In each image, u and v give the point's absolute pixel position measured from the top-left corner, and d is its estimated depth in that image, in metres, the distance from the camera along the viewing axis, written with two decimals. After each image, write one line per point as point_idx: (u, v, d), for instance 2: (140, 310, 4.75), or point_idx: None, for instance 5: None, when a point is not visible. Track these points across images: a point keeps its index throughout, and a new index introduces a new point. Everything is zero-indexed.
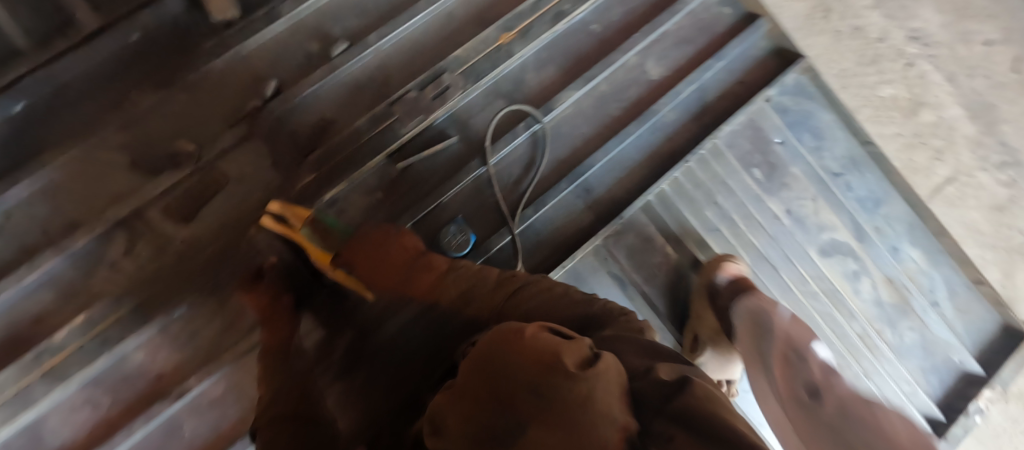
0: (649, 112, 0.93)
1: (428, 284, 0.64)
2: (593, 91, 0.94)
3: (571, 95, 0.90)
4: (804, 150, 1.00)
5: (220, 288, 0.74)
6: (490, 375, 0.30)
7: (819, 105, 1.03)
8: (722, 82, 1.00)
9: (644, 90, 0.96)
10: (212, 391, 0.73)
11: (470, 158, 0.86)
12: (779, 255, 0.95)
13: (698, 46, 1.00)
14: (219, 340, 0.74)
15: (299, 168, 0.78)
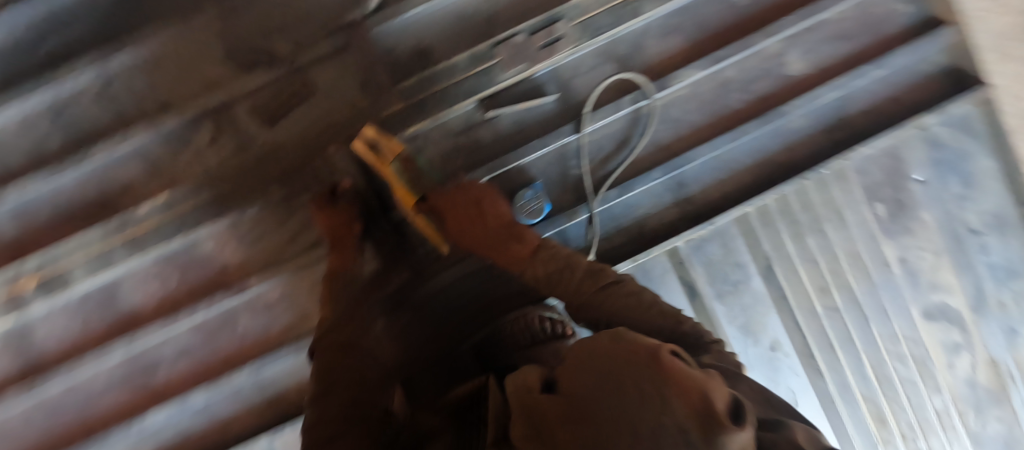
0: (775, 113, 0.80)
1: (511, 253, 0.62)
2: (717, 75, 0.82)
3: (691, 75, 0.79)
4: (948, 196, 0.85)
5: (288, 199, 0.74)
6: (627, 385, 0.30)
7: (981, 147, 0.84)
8: (872, 95, 0.85)
9: (779, 85, 0.83)
10: (270, 294, 0.77)
11: (564, 121, 0.78)
12: (876, 305, 0.84)
13: (857, 46, 0.84)
14: (281, 249, 0.76)
15: (388, 93, 0.72)
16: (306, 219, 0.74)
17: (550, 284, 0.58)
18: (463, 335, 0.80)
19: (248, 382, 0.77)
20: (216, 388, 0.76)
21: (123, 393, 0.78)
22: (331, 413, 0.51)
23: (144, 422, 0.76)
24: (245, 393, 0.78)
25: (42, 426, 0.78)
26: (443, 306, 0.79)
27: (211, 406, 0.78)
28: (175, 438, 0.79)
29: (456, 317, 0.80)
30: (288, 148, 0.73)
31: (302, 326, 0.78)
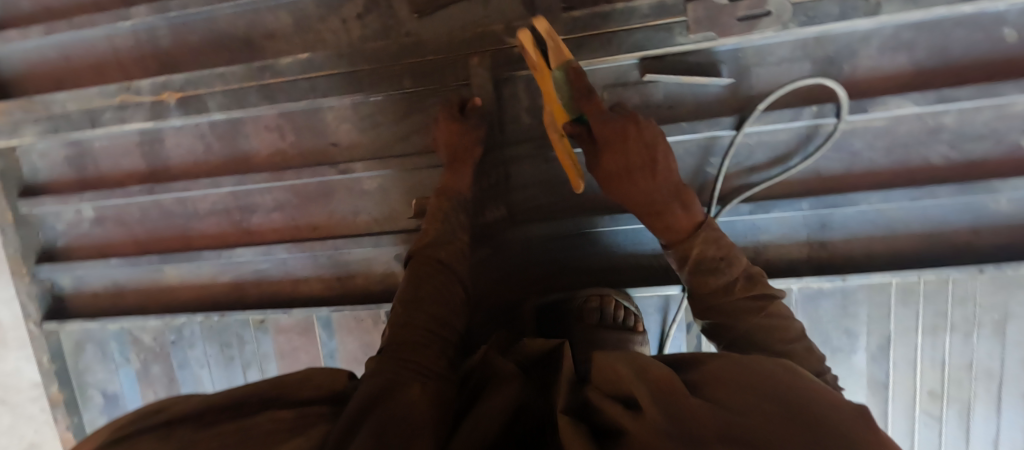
0: (981, 186, 0.65)
1: (663, 220, 0.54)
2: (932, 118, 0.66)
3: (903, 107, 0.63)
4: None
5: (414, 98, 0.71)
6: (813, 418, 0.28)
7: None
8: None
9: (1014, 155, 0.65)
10: (368, 182, 0.77)
11: (725, 112, 0.68)
12: (988, 435, 0.73)
13: None
14: (391, 143, 0.74)
15: (549, 19, 0.64)
16: (424, 123, 0.72)
17: (694, 269, 0.53)
18: (534, 289, 0.79)
19: (325, 254, 0.81)
20: (299, 249, 0.81)
21: (220, 221, 0.84)
22: (416, 320, 0.51)
23: (233, 253, 0.82)
24: (319, 263, 0.83)
25: (152, 223, 0.87)
26: (526, 255, 0.77)
27: (288, 263, 0.83)
28: (252, 276, 0.86)
29: (534, 269, 0.78)
30: (427, 44, 0.67)
31: (387, 222, 0.79)
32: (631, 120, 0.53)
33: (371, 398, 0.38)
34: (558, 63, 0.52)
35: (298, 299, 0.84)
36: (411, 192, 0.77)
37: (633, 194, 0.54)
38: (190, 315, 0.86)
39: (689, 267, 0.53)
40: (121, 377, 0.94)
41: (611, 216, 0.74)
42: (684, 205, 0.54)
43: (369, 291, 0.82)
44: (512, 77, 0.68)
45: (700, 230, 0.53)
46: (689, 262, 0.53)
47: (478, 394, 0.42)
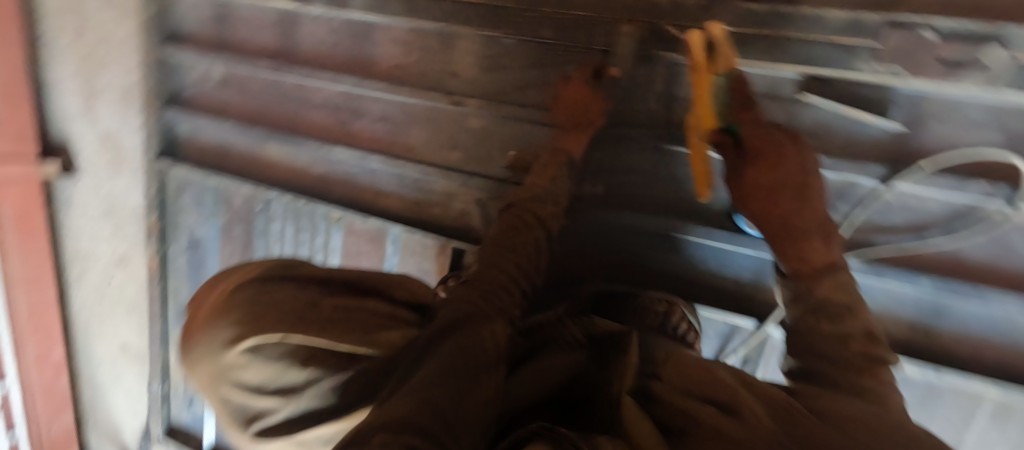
0: None
1: (788, 247, 0.42)
2: None
3: None
4: None
5: (547, 50, 0.68)
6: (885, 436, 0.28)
7: None
8: None
9: None
10: (474, 121, 0.77)
11: (876, 161, 0.60)
12: None
13: None
14: (508, 89, 0.73)
15: (720, 7, 0.58)
16: (547, 78, 0.69)
17: (809, 308, 0.38)
18: (604, 273, 0.78)
19: (413, 176, 0.83)
20: (392, 164, 0.83)
21: (327, 116, 0.87)
22: (501, 264, 0.50)
23: (332, 150, 0.87)
24: (404, 183, 0.85)
25: (268, 100, 0.91)
26: (608, 238, 0.76)
27: (377, 174, 0.86)
28: (340, 176, 0.89)
29: (611, 253, 0.77)
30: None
31: (479, 166, 0.79)
32: (793, 139, 0.45)
33: (444, 328, 0.39)
34: (723, 68, 0.47)
35: (375, 211, 0.87)
36: (512, 143, 0.75)
37: (764, 211, 0.44)
38: (278, 193, 0.92)
39: (803, 307, 0.39)
40: (207, 228, 1.04)
41: (705, 229, 0.70)
42: (824, 242, 0.41)
43: (442, 224, 0.84)
44: (656, 56, 0.64)
45: (834, 270, 0.39)
46: (807, 300, 0.39)
47: (538, 351, 0.46)
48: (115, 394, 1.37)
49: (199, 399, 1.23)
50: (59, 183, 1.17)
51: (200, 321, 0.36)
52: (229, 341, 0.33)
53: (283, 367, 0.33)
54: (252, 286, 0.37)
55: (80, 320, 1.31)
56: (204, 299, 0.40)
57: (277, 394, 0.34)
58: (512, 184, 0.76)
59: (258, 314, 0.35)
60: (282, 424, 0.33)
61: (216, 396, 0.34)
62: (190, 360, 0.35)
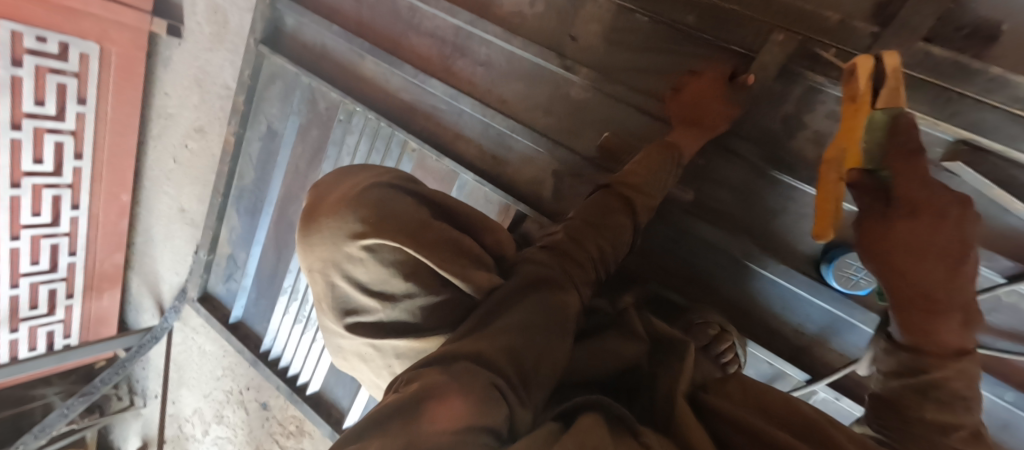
0: None
1: (917, 320, 0.39)
2: None
3: None
4: None
5: (681, 37, 0.64)
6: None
7: None
8: None
9: None
10: (577, 91, 0.73)
11: (1001, 253, 0.55)
12: None
13: None
14: (624, 67, 0.69)
15: (893, 41, 0.52)
16: (671, 67, 0.65)
17: (912, 386, 0.39)
18: (662, 277, 0.76)
19: (497, 128, 0.81)
20: (480, 110, 0.81)
21: (432, 46, 0.86)
22: (586, 243, 0.51)
23: (426, 81, 0.85)
24: (487, 133, 0.83)
25: (378, 14, 0.91)
26: (679, 245, 0.74)
27: (463, 117, 0.85)
28: (426, 109, 0.89)
29: (676, 261, 0.75)
30: None
31: (567, 137, 0.76)
32: (962, 206, 0.38)
33: (528, 286, 0.45)
34: (885, 105, 0.41)
35: (449, 152, 0.86)
36: (609, 124, 0.72)
37: (899, 274, 0.40)
38: (365, 109, 0.92)
39: (908, 379, 0.39)
40: (287, 123, 1.06)
41: (785, 270, 0.66)
42: (962, 327, 0.38)
43: (511, 185, 0.81)
44: (798, 75, 0.59)
45: (960, 358, 0.38)
46: (910, 376, 0.39)
47: (601, 333, 0.58)
48: (163, 248, 1.46)
49: (237, 277, 1.29)
50: (165, 39, 1.22)
51: (330, 207, 0.44)
52: (355, 233, 0.42)
53: (387, 273, 0.42)
54: (378, 190, 0.45)
55: (150, 172, 1.40)
56: (333, 186, 0.48)
57: (375, 296, 0.43)
58: (598, 165, 0.73)
59: (381, 216, 0.43)
60: (372, 319, 0.44)
61: (324, 276, 0.44)
62: (311, 239, 0.44)
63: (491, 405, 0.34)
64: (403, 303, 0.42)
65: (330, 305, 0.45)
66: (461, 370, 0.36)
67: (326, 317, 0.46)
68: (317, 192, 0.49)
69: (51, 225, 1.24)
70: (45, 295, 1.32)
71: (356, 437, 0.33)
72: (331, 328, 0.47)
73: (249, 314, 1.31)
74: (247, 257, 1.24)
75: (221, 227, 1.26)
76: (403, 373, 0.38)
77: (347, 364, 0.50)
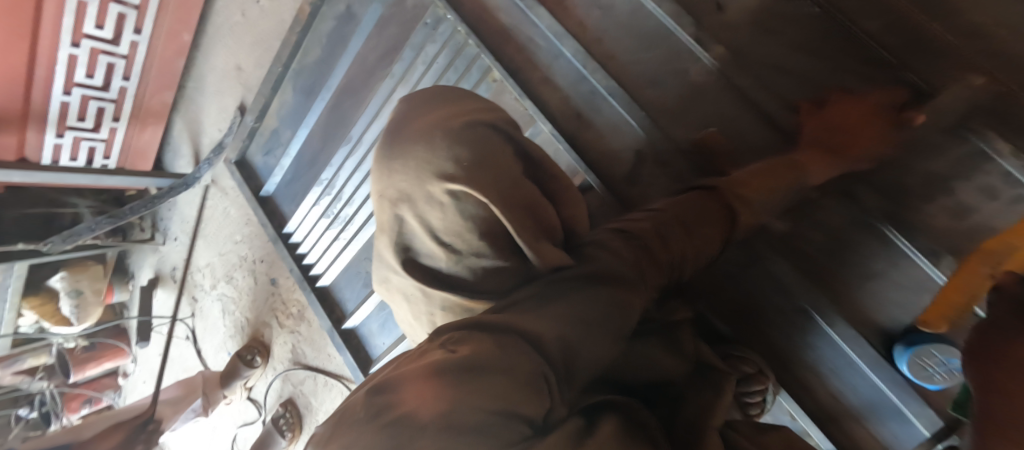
0: None
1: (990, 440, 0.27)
2: None
3: None
4: None
5: (847, 45, 0.54)
6: None
7: None
8: None
9: None
10: (697, 70, 0.64)
11: None
12: None
13: None
14: (762, 60, 0.59)
15: None
16: (820, 76, 0.56)
17: None
18: (712, 297, 0.70)
19: (594, 85, 0.72)
20: (581, 59, 0.72)
21: None
22: (672, 244, 0.45)
23: (533, 9, 0.77)
24: (578, 87, 0.74)
25: None
26: (742, 273, 0.67)
27: (559, 61, 0.76)
28: (519, 40, 0.80)
29: (733, 287, 0.68)
30: (940, 16, 0.50)
31: (667, 120, 0.67)
32: None
33: (597, 276, 0.39)
34: None
35: (532, 95, 0.78)
36: (719, 119, 0.63)
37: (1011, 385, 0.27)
38: (457, 18, 0.83)
39: None
40: (368, 10, 0.98)
41: (856, 337, 0.61)
42: None
43: (586, 150, 0.74)
44: (975, 134, 0.49)
45: None
46: None
47: (647, 337, 0.53)
48: (212, 101, 1.44)
49: (277, 153, 1.27)
50: None
51: (423, 134, 0.40)
52: (444, 175, 0.37)
53: (464, 227, 0.38)
54: (477, 132, 0.39)
55: (217, 19, 1.34)
56: (426, 109, 0.43)
57: (443, 246, 0.39)
58: (690, 160, 0.65)
59: (476, 164, 0.38)
60: (431, 265, 0.40)
61: (393, 207, 0.40)
62: (393, 164, 0.40)
63: (536, 395, 0.30)
64: (470, 262, 0.38)
65: (392, 237, 0.41)
66: (513, 347, 0.32)
67: (384, 247, 0.42)
68: (407, 110, 0.43)
69: (110, 42, 1.18)
70: (93, 111, 1.29)
71: (392, 389, 0.30)
72: (383, 257, 0.43)
73: (281, 193, 1.30)
74: (292, 136, 1.21)
75: (273, 99, 1.22)
76: (450, 330, 0.34)
77: (389, 296, 0.46)
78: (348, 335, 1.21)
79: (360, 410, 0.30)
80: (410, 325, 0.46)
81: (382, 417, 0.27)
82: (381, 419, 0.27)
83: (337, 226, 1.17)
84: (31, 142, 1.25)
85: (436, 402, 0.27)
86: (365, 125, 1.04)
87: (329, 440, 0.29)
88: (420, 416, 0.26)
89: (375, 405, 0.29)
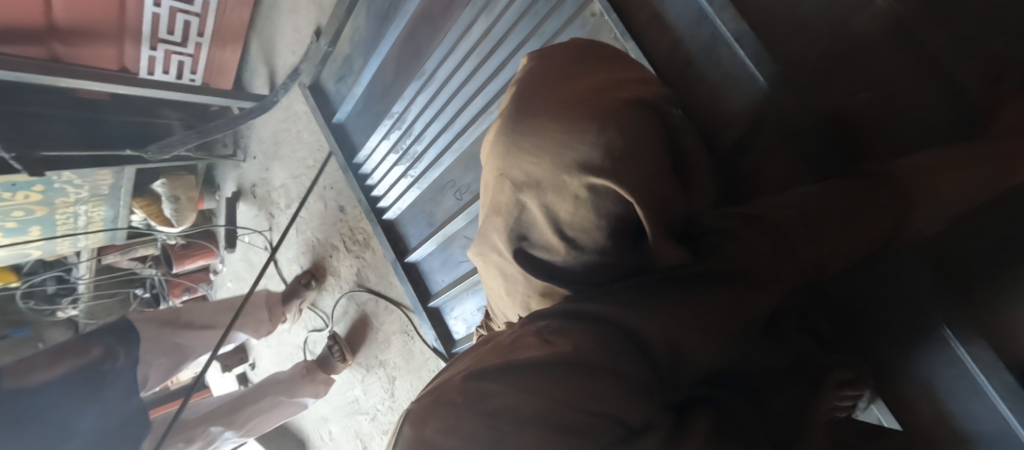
0: None
1: None
2: None
3: None
4: None
5: None
6: None
7: None
8: None
9: None
10: (861, 16, 0.51)
11: None
12: None
13: None
14: (960, 8, 0.46)
15: None
16: None
17: None
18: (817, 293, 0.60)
19: (716, 28, 0.60)
20: None
21: None
22: (823, 243, 0.37)
23: None
24: (696, 30, 0.62)
25: None
26: (875, 274, 0.57)
27: None
28: None
29: (851, 285, 0.58)
30: None
31: (806, 77, 0.55)
32: None
33: (728, 272, 0.35)
34: None
35: (636, 37, 0.68)
36: (877, 81, 0.51)
37: None
38: None
39: None
40: None
41: (994, 362, 0.50)
42: None
43: (691, 107, 0.64)
44: None
45: None
46: None
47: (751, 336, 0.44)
48: (287, 19, 1.41)
49: (350, 80, 1.23)
50: None
51: (566, 110, 0.34)
52: (588, 167, 0.32)
53: (594, 224, 0.34)
54: (632, 114, 0.34)
55: None
56: (562, 79, 0.37)
57: (564, 239, 0.36)
58: (827, 132, 0.53)
59: (627, 155, 0.33)
60: (544, 257, 0.38)
61: (516, 190, 0.36)
62: (523, 141, 0.35)
63: (643, 401, 0.28)
64: (587, 258, 0.37)
65: (506, 222, 0.38)
66: (621, 348, 0.30)
67: (494, 229, 0.40)
68: (537, 78, 0.38)
69: None
70: (181, 24, 1.29)
71: (487, 377, 0.29)
72: (490, 238, 0.42)
73: (353, 122, 1.29)
74: (365, 64, 1.17)
75: (347, 22, 1.16)
76: (551, 321, 0.34)
77: (481, 266, 0.46)
78: (409, 267, 1.23)
79: (455, 393, 0.29)
80: (499, 296, 0.47)
81: (480, 405, 0.28)
82: (480, 408, 0.27)
83: (405, 163, 1.15)
84: (128, 53, 1.29)
85: (536, 397, 0.27)
86: (440, 59, 0.97)
87: (424, 420, 0.29)
88: (520, 413, 0.26)
89: (472, 390, 0.29)
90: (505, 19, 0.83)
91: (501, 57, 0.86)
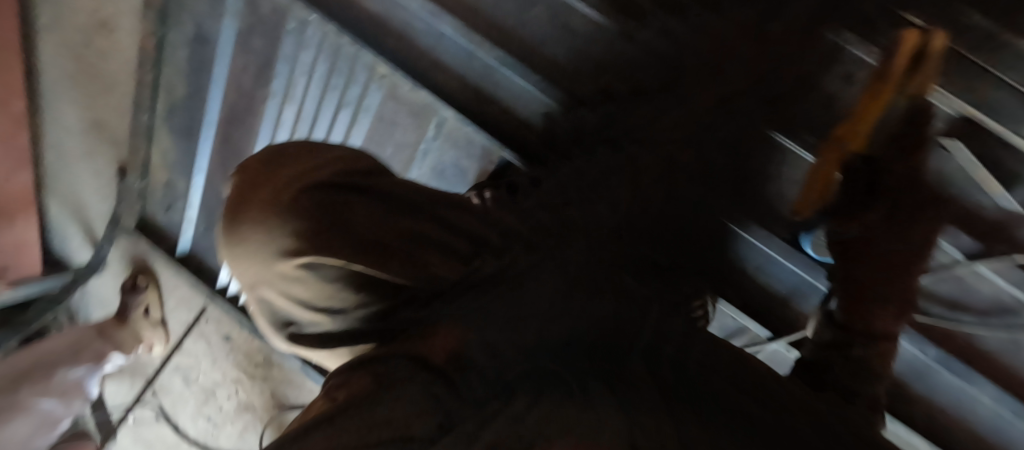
0: None
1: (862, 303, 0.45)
2: None
3: None
4: None
5: None
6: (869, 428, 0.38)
7: None
8: None
9: None
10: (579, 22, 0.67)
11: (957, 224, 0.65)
12: None
13: None
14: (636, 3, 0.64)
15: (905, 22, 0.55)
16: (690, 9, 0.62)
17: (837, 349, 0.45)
18: None
19: (484, 60, 0.72)
20: (466, 35, 0.71)
21: None
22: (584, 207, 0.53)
23: None
24: (471, 64, 0.74)
25: None
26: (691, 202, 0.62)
27: (442, 41, 0.74)
28: (396, 29, 0.76)
29: None
30: None
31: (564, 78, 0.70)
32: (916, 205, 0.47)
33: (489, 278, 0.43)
34: (916, 90, 0.45)
35: (422, 81, 0.76)
36: (612, 67, 0.68)
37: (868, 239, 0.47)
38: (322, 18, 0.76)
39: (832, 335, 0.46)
40: (221, 28, 0.87)
41: (764, 233, 0.69)
42: (896, 316, 0.45)
43: (496, 126, 0.76)
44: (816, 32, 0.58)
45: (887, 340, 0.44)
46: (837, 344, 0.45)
47: None
48: (83, 169, 1.27)
49: (180, 206, 1.16)
50: None
51: (254, 214, 0.40)
52: (290, 253, 0.38)
53: (331, 289, 0.39)
54: (313, 195, 0.40)
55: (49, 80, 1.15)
56: (255, 185, 0.42)
57: (320, 310, 0.40)
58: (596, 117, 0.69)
59: (319, 229, 0.39)
60: (317, 330, 0.42)
61: (259, 288, 0.41)
62: (235, 249, 0.41)
63: (417, 416, 0.26)
64: (348, 317, 0.40)
65: (269, 313, 0.43)
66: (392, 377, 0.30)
67: (269, 322, 0.44)
68: (236, 191, 0.43)
69: None
70: None
71: None
72: (274, 332, 0.45)
73: (200, 246, 1.19)
74: (189, 184, 1.11)
75: (151, 149, 1.09)
76: (334, 376, 0.35)
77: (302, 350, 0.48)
78: None
79: None
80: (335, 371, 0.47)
81: None
82: None
83: None
84: None
85: None
86: None
87: None
88: None
89: None
90: (309, 102, 0.87)
91: (322, 137, 0.90)
